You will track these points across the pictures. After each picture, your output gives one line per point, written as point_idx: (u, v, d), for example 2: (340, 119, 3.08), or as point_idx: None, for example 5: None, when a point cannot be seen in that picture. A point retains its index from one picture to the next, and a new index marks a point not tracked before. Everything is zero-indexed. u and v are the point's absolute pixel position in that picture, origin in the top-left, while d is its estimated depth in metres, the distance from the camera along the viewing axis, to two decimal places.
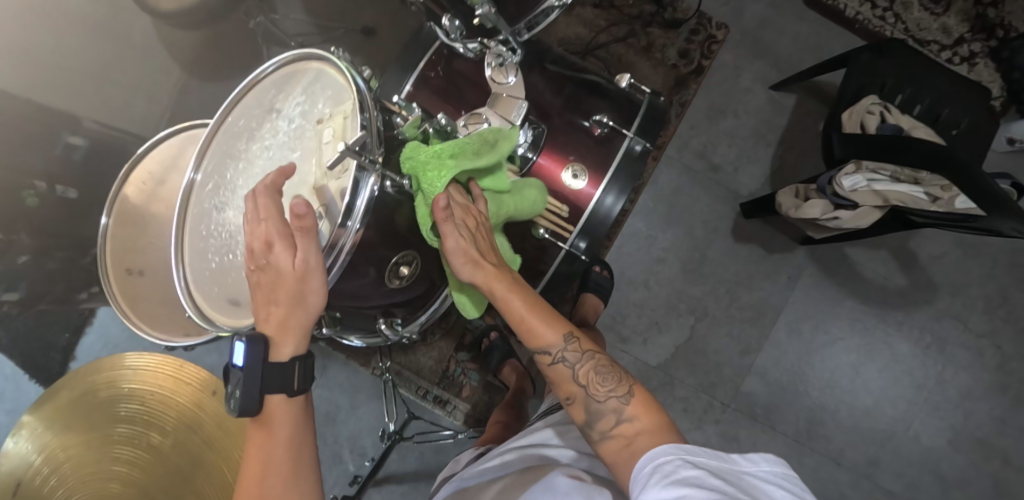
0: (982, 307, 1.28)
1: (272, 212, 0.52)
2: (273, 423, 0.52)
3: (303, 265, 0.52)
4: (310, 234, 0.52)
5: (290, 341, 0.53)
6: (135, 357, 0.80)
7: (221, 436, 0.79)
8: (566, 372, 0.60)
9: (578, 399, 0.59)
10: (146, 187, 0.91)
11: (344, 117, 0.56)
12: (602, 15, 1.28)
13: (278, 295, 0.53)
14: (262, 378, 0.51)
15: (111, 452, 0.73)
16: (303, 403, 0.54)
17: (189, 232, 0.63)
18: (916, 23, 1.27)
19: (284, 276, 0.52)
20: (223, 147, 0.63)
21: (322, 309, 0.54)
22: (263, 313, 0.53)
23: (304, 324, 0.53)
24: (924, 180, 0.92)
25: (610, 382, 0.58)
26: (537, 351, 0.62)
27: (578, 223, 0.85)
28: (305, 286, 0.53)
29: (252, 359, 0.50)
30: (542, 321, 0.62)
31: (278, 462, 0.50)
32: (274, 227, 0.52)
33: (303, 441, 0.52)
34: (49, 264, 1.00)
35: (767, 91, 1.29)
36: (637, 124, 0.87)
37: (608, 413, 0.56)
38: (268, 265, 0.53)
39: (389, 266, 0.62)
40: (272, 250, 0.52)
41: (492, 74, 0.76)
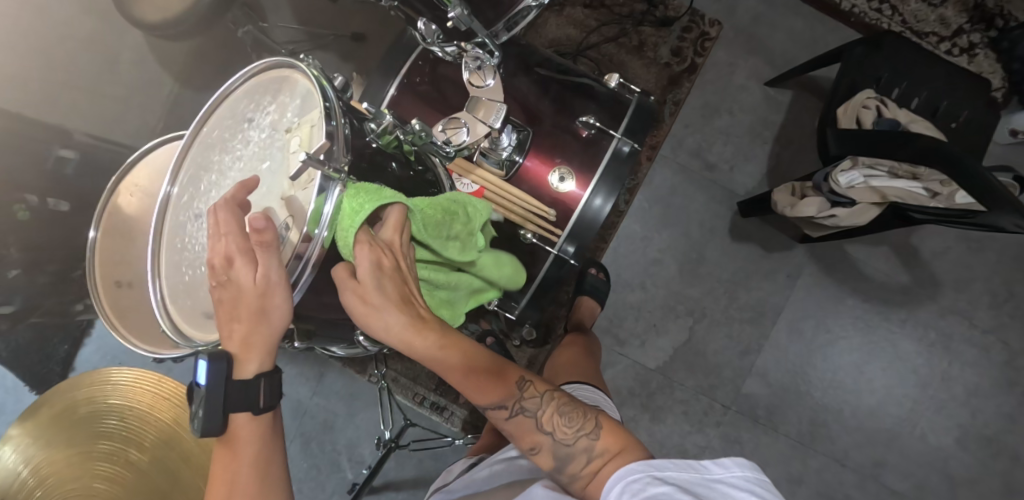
0: (988, 302, 1.25)
1: (233, 227, 0.52)
2: (237, 445, 0.53)
3: (263, 281, 0.51)
4: (270, 249, 0.51)
5: (254, 358, 0.53)
6: (118, 372, 0.78)
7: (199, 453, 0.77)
8: (528, 421, 0.62)
9: (543, 447, 0.60)
10: (135, 198, 0.91)
11: (311, 126, 0.55)
12: (593, 15, 1.27)
13: (240, 312, 0.52)
14: (224, 397, 0.51)
15: (91, 469, 0.71)
16: (270, 420, 0.55)
17: (165, 246, 0.63)
18: (913, 14, 1.24)
19: (245, 292, 0.51)
20: (197, 160, 0.63)
21: (286, 325, 0.53)
22: (228, 330, 0.53)
23: (268, 341, 0.53)
24: (923, 176, 0.89)
25: (574, 422, 0.60)
26: (494, 408, 0.64)
27: (566, 227, 0.84)
28: (266, 302, 0.51)
29: (215, 377, 0.51)
30: (498, 378, 0.65)
31: (245, 484, 0.52)
32: (234, 242, 0.52)
33: (268, 460, 0.54)
34: (40, 277, 1.00)
35: (762, 88, 1.27)
36: (624, 124, 0.86)
37: (577, 452, 0.57)
38: (229, 280, 0.53)
39: None
40: (233, 264, 0.52)
41: (469, 77, 0.74)
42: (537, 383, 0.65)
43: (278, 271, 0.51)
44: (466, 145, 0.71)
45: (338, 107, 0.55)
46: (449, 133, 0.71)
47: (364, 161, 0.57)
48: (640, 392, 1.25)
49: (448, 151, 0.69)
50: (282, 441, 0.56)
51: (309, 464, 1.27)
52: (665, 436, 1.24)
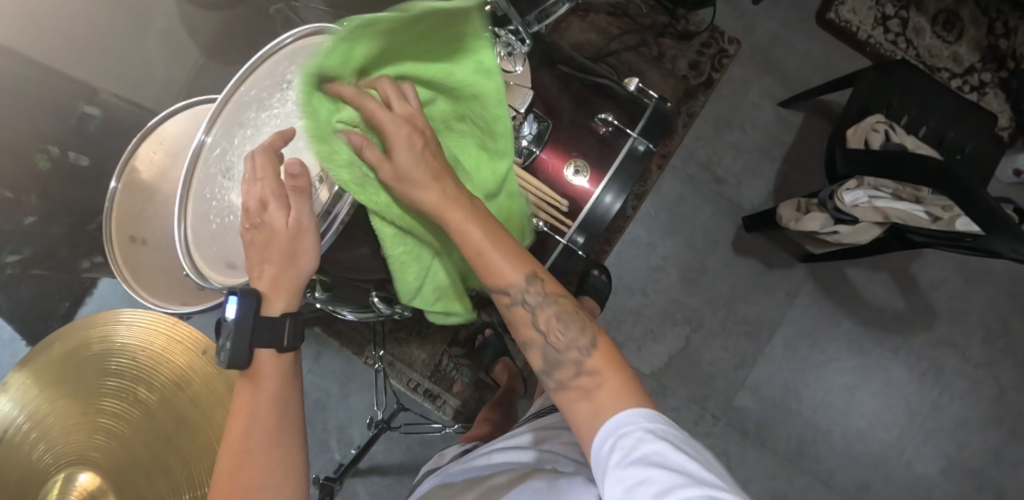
0: (981, 336, 1.27)
1: (265, 171, 0.55)
2: (261, 377, 0.55)
3: (296, 225, 0.55)
4: (304, 195, 0.55)
5: (281, 297, 0.56)
6: (129, 312, 0.73)
7: (210, 398, 0.72)
8: (527, 314, 0.58)
9: (537, 348, 0.58)
10: (157, 157, 0.92)
11: None
12: (616, 23, 1.30)
13: (271, 253, 0.56)
14: (252, 330, 0.54)
15: (98, 406, 0.68)
16: (291, 360, 0.57)
17: (194, 193, 0.65)
18: (927, 49, 1.27)
19: (278, 234, 0.55)
20: (231, 113, 0.65)
21: (313, 269, 0.56)
22: (258, 270, 0.56)
23: (296, 284, 0.56)
24: (926, 199, 0.92)
25: (573, 332, 0.57)
26: (496, 292, 0.57)
27: (576, 220, 0.85)
28: (297, 245, 0.55)
29: (244, 313, 0.53)
30: (506, 260, 0.57)
31: (265, 416, 0.53)
32: (270, 186, 0.55)
33: (287, 397, 0.55)
34: (55, 229, 1.02)
35: (775, 108, 1.30)
36: (642, 125, 0.88)
37: (568, 363, 0.55)
38: (261, 223, 0.56)
39: None
40: (266, 207, 0.55)
41: (499, 62, 0.75)
42: (546, 278, 0.59)
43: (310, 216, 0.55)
44: None
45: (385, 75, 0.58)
46: None
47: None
48: None
49: None
50: (301, 385, 0.58)
51: None
52: None
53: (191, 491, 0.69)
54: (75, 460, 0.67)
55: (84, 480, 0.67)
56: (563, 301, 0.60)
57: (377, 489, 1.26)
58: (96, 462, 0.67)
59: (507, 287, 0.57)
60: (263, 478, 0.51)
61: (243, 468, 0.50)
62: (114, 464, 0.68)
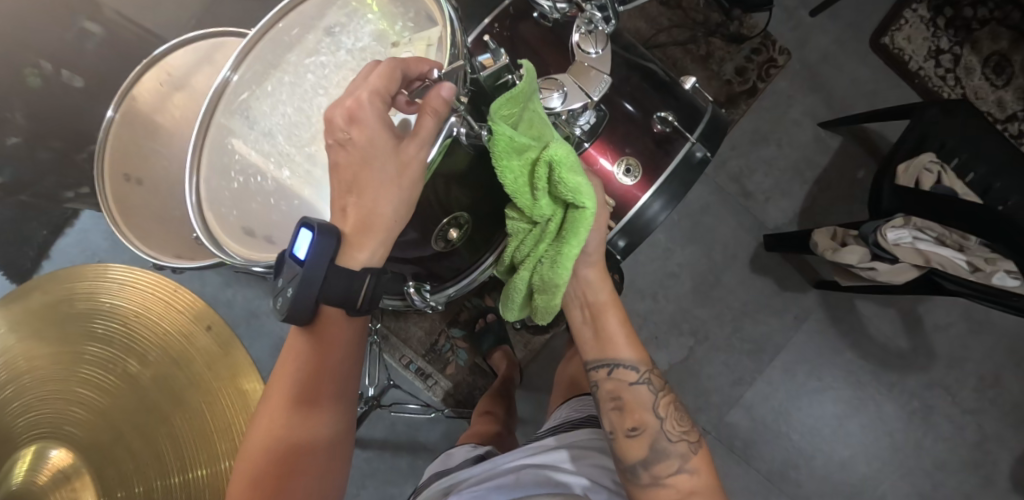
0: (974, 384, 1.28)
1: (376, 82, 0.46)
2: (324, 343, 0.51)
3: (409, 154, 0.48)
4: (433, 123, 0.48)
5: (369, 245, 0.49)
6: (120, 273, 0.75)
7: (204, 372, 0.73)
8: (647, 398, 0.63)
9: (645, 433, 0.62)
10: (162, 88, 0.83)
11: (428, 43, 0.54)
12: (668, 14, 1.24)
13: (364, 186, 0.48)
14: (324, 280, 0.47)
15: (78, 372, 0.68)
16: (357, 326, 0.53)
17: (212, 141, 0.57)
18: (974, 90, 1.24)
19: (387, 163, 0.47)
20: (265, 53, 0.57)
21: (409, 207, 0.50)
22: (342, 205, 0.49)
23: (388, 226, 0.49)
24: (969, 249, 0.90)
25: (680, 425, 0.63)
26: (623, 370, 0.64)
27: (619, 222, 0.80)
28: (403, 177, 0.48)
29: (320, 256, 0.46)
30: (632, 345, 0.65)
31: (317, 385, 0.52)
32: (371, 100, 0.46)
33: (338, 368, 0.53)
34: (42, 153, 0.95)
35: (814, 127, 1.26)
36: (699, 130, 0.82)
37: (675, 456, 0.61)
38: (355, 142, 0.47)
39: (437, 230, 0.60)
40: (360, 125, 0.46)
41: (578, 39, 0.72)
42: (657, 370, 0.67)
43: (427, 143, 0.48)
44: (555, 112, 0.67)
45: (462, 37, 0.52)
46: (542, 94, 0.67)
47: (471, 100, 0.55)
48: None
49: None
50: (363, 349, 0.55)
51: None
52: None
53: (178, 470, 0.69)
54: (46, 433, 0.65)
55: (56, 457, 0.65)
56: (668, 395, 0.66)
57: (356, 462, 1.22)
58: (71, 437, 0.66)
59: (633, 367, 0.64)
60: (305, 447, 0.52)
61: (285, 435, 0.51)
62: (90, 438, 0.66)
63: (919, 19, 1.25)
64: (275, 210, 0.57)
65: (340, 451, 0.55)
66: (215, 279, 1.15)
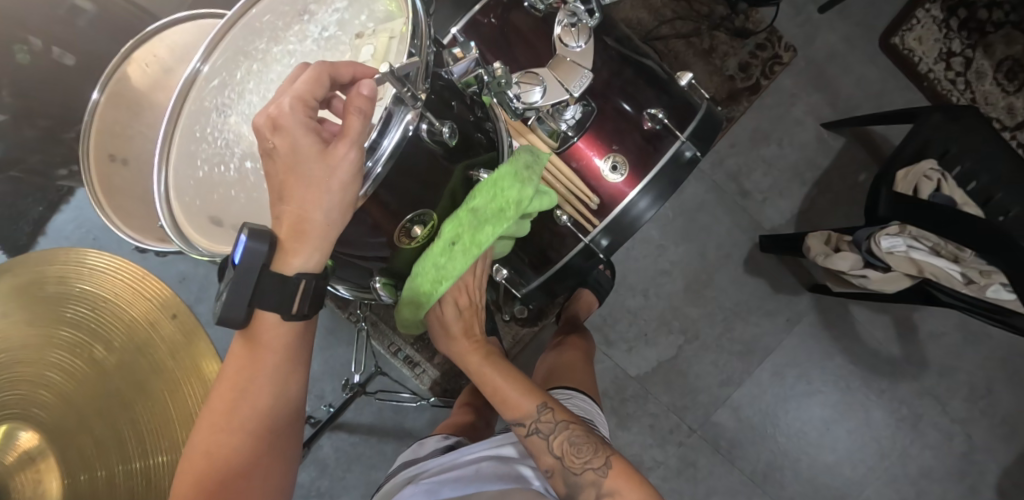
0: (965, 394, 1.27)
1: (299, 88, 0.45)
2: (262, 346, 0.51)
3: (338, 152, 0.46)
4: (360, 125, 0.46)
5: (303, 251, 0.48)
6: (95, 255, 0.64)
7: (174, 366, 0.63)
8: (540, 442, 0.67)
9: (557, 471, 0.66)
10: (149, 70, 0.82)
11: (389, 37, 0.53)
12: (671, 5, 1.21)
13: (292, 192, 0.47)
14: (253, 287, 0.47)
15: (45, 357, 0.59)
16: (296, 330, 0.53)
17: (180, 130, 0.55)
18: (984, 96, 1.21)
19: (311, 164, 0.46)
20: (237, 42, 0.57)
21: (345, 210, 0.48)
22: (277, 211, 0.49)
23: (320, 231, 0.48)
24: (964, 260, 0.88)
25: (586, 454, 0.65)
26: (516, 425, 0.70)
27: (604, 220, 0.79)
28: (332, 179, 0.46)
29: (251, 258, 0.46)
30: (517, 394, 0.72)
31: (259, 387, 0.52)
32: (291, 106, 0.45)
33: (288, 372, 0.54)
34: (27, 131, 0.97)
35: (817, 127, 1.24)
36: (691, 128, 0.80)
37: (587, 485, 0.64)
38: (280, 151, 0.46)
39: (400, 226, 0.57)
40: (283, 133, 0.46)
41: (560, 33, 0.71)
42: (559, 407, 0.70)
43: (356, 142, 0.46)
44: (535, 106, 0.67)
45: (427, 28, 0.52)
46: (521, 88, 0.67)
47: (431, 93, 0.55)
48: (614, 396, 1.25)
49: (516, 107, 0.67)
50: (308, 354, 0.56)
51: None
52: (625, 443, 1.25)
53: (141, 462, 0.61)
54: (13, 415, 0.58)
55: (23, 439, 0.59)
56: (574, 427, 0.68)
57: (342, 446, 1.23)
58: (36, 419, 0.59)
59: (522, 419, 0.69)
60: (246, 450, 0.52)
61: (225, 438, 0.51)
62: (56, 425, 0.59)
63: (931, 19, 1.21)
64: (236, 200, 0.56)
65: (287, 457, 0.56)
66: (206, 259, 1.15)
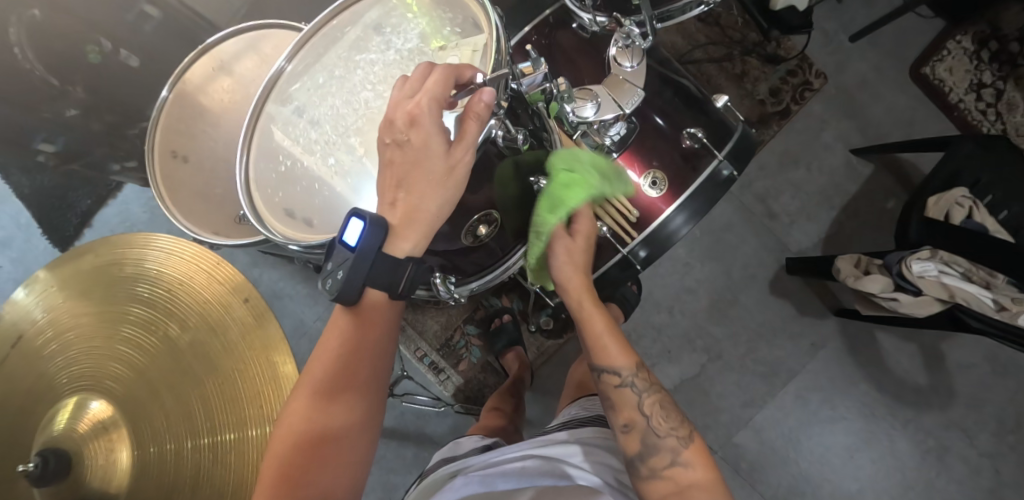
0: (994, 428, 1.25)
1: (434, 86, 0.47)
2: (362, 322, 0.52)
3: (458, 153, 0.49)
4: (476, 129, 0.49)
5: (412, 238, 0.50)
6: (164, 238, 0.66)
7: (242, 347, 0.64)
8: (631, 397, 0.66)
9: (636, 429, 0.64)
10: (211, 74, 0.88)
11: (473, 50, 0.55)
12: (705, 30, 1.24)
13: (412, 180, 0.49)
14: (371, 265, 0.48)
15: (118, 334, 0.62)
16: (393, 308, 0.54)
17: (261, 128, 0.59)
18: (1016, 127, 1.21)
19: (433, 159, 0.49)
20: (317, 50, 0.61)
21: (450, 209, 0.51)
22: (390, 198, 0.50)
23: (432, 219, 0.50)
24: (997, 287, 0.88)
25: (671, 422, 0.64)
26: (608, 374, 0.68)
27: (642, 233, 0.81)
28: (450, 177, 0.50)
29: (369, 242, 0.48)
30: (619, 347, 0.69)
31: (353, 363, 0.53)
32: (431, 104, 0.47)
33: (379, 349, 0.53)
34: (96, 124, 1.01)
35: (846, 153, 1.25)
36: (728, 147, 0.82)
37: (665, 449, 0.61)
38: (411, 144, 0.48)
39: (468, 224, 0.61)
40: (420, 127, 0.48)
41: (614, 53, 0.72)
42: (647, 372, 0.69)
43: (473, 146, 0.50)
44: (588, 121, 0.69)
45: (504, 44, 0.54)
46: (576, 103, 0.69)
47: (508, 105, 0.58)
48: None
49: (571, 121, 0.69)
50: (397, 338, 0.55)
51: None
52: None
53: (206, 435, 0.62)
54: (87, 384, 0.62)
55: (97, 409, 0.62)
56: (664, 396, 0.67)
57: None
58: (111, 391, 0.62)
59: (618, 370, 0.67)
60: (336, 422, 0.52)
61: (319, 405, 0.52)
62: (129, 396, 0.62)
63: (962, 50, 1.24)
64: (318, 194, 0.58)
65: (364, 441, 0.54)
66: (245, 258, 1.19)
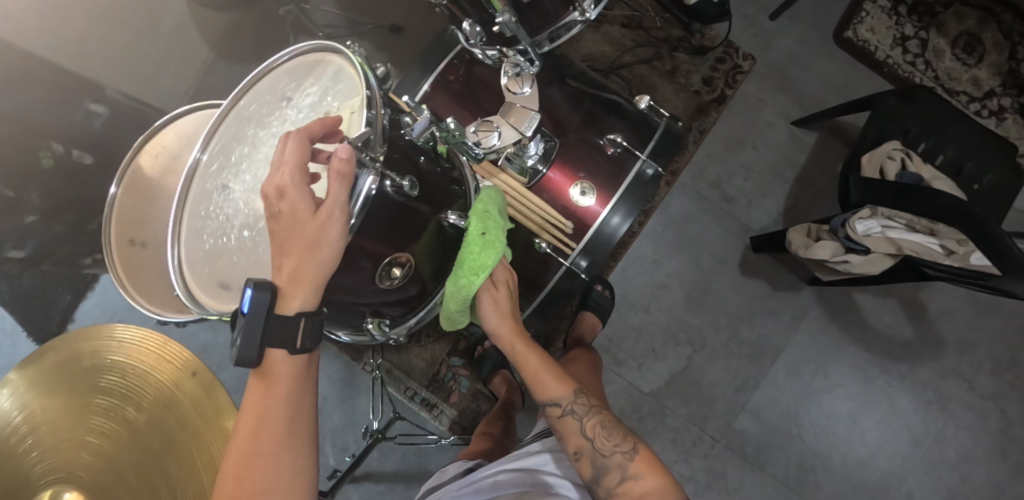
0: (989, 368, 1.24)
1: (291, 157, 0.52)
2: (274, 379, 0.53)
3: (326, 213, 0.51)
4: (341, 184, 0.52)
5: (298, 295, 0.52)
6: (124, 328, 0.72)
7: (196, 418, 0.69)
8: (575, 423, 0.71)
9: (585, 454, 0.68)
10: (159, 160, 0.92)
11: (351, 112, 0.58)
12: (630, 35, 1.28)
13: (290, 245, 0.52)
14: (264, 330, 0.51)
15: (87, 422, 0.66)
16: (304, 361, 0.55)
17: (189, 213, 0.62)
18: (946, 72, 1.24)
19: (303, 223, 0.52)
20: (229, 130, 0.64)
21: (334, 263, 0.53)
22: (276, 263, 0.53)
23: (315, 278, 0.52)
24: (940, 232, 0.90)
25: (616, 438, 0.68)
26: (549, 406, 0.73)
27: (581, 242, 0.84)
28: (322, 235, 0.52)
29: (255, 308, 0.50)
30: (554, 380, 0.75)
31: (276, 415, 0.53)
32: (291, 173, 0.52)
33: (300, 400, 0.54)
34: (57, 226, 1.12)
35: (788, 127, 1.28)
36: (650, 146, 0.86)
37: (614, 468, 0.66)
38: (284, 214, 0.52)
39: (381, 266, 0.62)
40: (287, 197, 0.52)
41: (506, 82, 0.75)
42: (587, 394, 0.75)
43: (342, 206, 0.52)
44: (495, 149, 0.73)
45: (379, 97, 0.57)
46: (479, 135, 0.73)
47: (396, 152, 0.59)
48: (631, 414, 1.25)
49: (476, 153, 0.72)
50: (315, 386, 0.57)
51: None
52: None
53: None
54: (59, 478, 0.65)
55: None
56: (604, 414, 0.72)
57: (370, 496, 1.26)
58: (81, 481, 0.65)
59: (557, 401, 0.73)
60: (278, 475, 0.51)
61: (251, 466, 0.51)
62: (100, 483, 0.66)
63: (880, 9, 1.27)
64: (238, 264, 0.61)
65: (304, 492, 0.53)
66: (224, 327, 1.21)
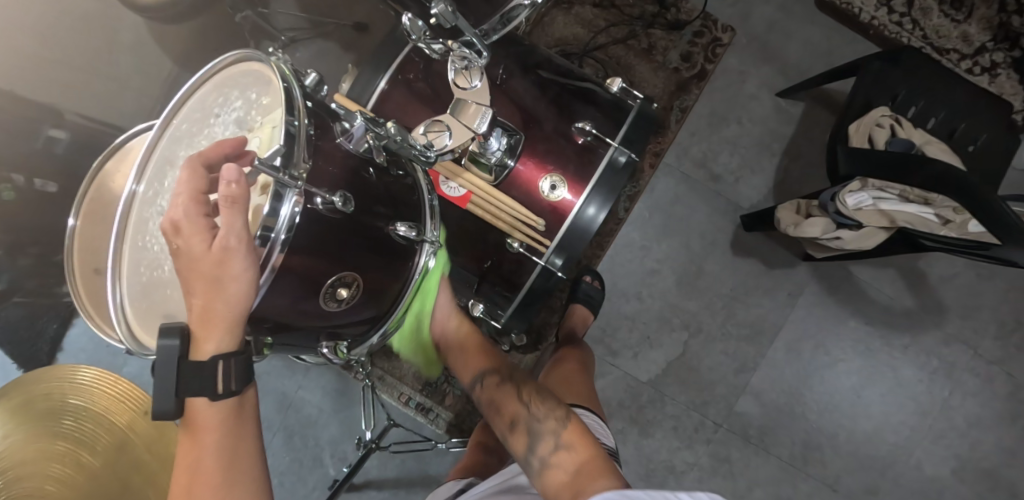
0: (994, 332, 1.21)
1: (187, 189, 0.51)
2: (200, 429, 0.54)
3: (222, 245, 0.49)
4: (235, 209, 0.49)
5: (211, 337, 0.51)
6: (84, 370, 0.81)
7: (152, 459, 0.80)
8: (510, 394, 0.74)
9: (520, 425, 0.68)
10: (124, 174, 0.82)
11: (272, 127, 0.55)
12: (602, 15, 1.23)
13: (194, 286, 0.50)
14: (177, 379, 0.50)
15: (44, 469, 0.73)
16: (230, 405, 0.56)
17: (128, 243, 0.60)
18: (935, 30, 1.19)
19: (200, 257, 0.49)
20: (163, 153, 0.61)
21: (245, 298, 0.50)
22: (189, 304, 0.52)
23: (225, 316, 0.50)
24: (935, 202, 0.88)
25: (550, 405, 0.69)
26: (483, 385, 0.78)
27: (555, 238, 0.81)
28: (223, 269, 0.49)
29: (167, 354, 0.50)
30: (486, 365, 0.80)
31: (208, 465, 0.53)
32: (185, 206, 0.50)
33: (233, 444, 0.55)
34: (22, 259, 1.10)
35: (773, 98, 1.23)
36: (623, 132, 0.82)
37: (547, 429, 0.65)
38: (181, 251, 0.50)
39: (326, 288, 0.58)
40: (181, 230, 0.50)
41: (455, 78, 0.70)
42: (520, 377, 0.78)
43: (238, 233, 0.49)
44: (448, 149, 0.69)
45: (303, 104, 0.55)
46: (430, 137, 0.68)
47: (329, 168, 0.56)
48: (629, 405, 1.23)
49: (429, 156, 0.67)
50: (253, 426, 0.58)
51: (290, 458, 1.26)
52: (652, 451, 1.22)
53: None
54: None
55: None
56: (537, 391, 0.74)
57: None
58: None
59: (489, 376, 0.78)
60: None
61: None
62: None
63: None
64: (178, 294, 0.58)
65: None
66: None
